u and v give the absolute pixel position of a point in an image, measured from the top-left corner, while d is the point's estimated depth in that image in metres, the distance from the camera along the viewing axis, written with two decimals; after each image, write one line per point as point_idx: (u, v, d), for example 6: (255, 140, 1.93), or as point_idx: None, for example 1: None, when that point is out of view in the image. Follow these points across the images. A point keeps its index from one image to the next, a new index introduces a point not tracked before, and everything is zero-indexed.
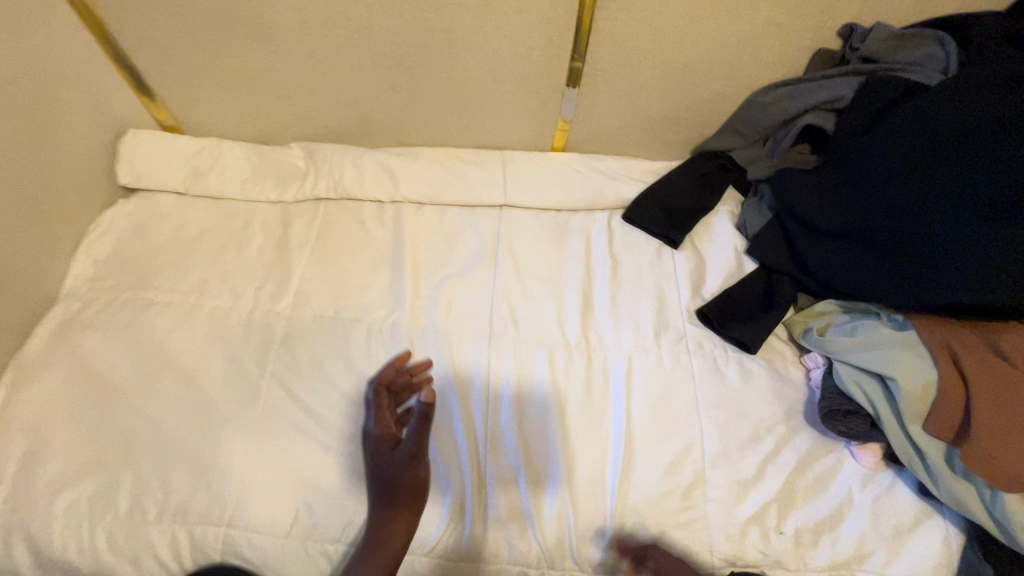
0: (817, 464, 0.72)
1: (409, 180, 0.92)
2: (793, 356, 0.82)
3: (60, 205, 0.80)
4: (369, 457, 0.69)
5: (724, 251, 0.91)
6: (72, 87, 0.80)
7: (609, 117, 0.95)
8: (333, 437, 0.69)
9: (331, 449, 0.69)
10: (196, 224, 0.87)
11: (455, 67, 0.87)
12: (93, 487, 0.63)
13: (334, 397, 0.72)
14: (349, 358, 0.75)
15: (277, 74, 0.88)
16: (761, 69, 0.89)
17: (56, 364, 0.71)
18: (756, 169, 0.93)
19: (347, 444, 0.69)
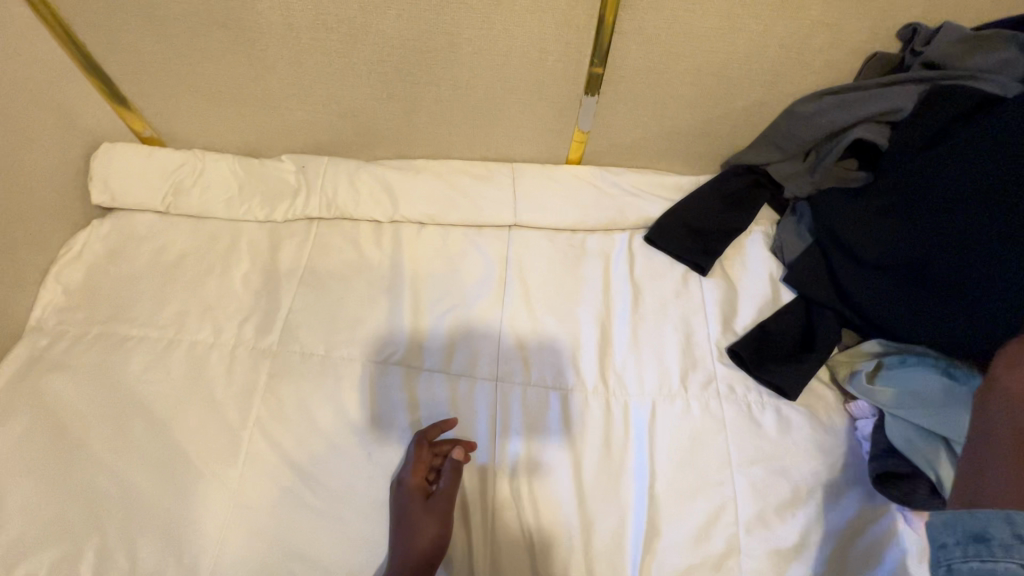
0: (864, 532, 0.64)
1: (409, 197, 0.84)
2: (836, 402, 0.73)
3: (26, 229, 0.73)
4: (362, 520, 0.62)
5: (758, 278, 0.82)
6: (35, 98, 0.72)
7: (630, 127, 0.86)
8: (321, 496, 0.63)
9: (320, 511, 0.62)
10: (177, 247, 0.80)
11: (460, 73, 0.78)
12: (54, 555, 0.57)
13: (324, 450, 0.65)
14: (340, 403, 0.68)
15: (263, 81, 0.79)
16: (804, 75, 0.79)
17: (18, 410, 0.64)
18: (794, 185, 0.84)
19: (337, 505, 0.62)
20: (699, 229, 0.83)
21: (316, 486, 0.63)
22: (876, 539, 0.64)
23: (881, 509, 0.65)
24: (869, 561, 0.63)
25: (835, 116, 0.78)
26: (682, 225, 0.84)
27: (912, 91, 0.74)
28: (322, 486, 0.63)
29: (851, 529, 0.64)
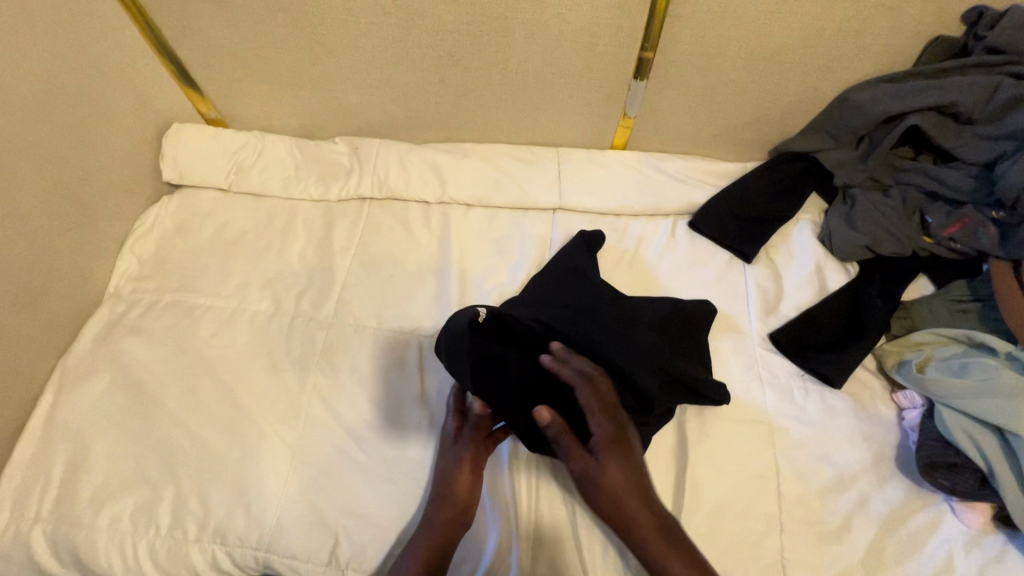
0: (910, 521, 0.64)
1: (457, 179, 0.86)
2: (882, 391, 0.73)
3: (105, 202, 0.79)
4: (410, 484, 0.64)
5: (804, 266, 0.81)
6: (115, 79, 0.77)
7: (677, 113, 0.86)
8: (373, 459, 0.66)
9: (371, 474, 0.65)
10: (239, 223, 0.84)
11: (511, 57, 0.80)
12: (135, 500, 0.62)
13: (376, 416, 0.68)
14: (391, 373, 0.71)
15: (322, 65, 0.83)
16: (860, 60, 0.77)
17: (100, 369, 0.70)
18: (846, 174, 0.83)
19: (387, 469, 0.65)
20: (745, 216, 0.83)
21: (369, 450, 0.66)
22: (923, 528, 0.63)
23: (928, 499, 0.65)
24: (916, 550, 0.62)
25: (888, 104, 0.77)
26: (727, 213, 0.83)
27: (969, 80, 0.72)
28: (376, 452, 0.66)
29: (897, 516, 0.64)
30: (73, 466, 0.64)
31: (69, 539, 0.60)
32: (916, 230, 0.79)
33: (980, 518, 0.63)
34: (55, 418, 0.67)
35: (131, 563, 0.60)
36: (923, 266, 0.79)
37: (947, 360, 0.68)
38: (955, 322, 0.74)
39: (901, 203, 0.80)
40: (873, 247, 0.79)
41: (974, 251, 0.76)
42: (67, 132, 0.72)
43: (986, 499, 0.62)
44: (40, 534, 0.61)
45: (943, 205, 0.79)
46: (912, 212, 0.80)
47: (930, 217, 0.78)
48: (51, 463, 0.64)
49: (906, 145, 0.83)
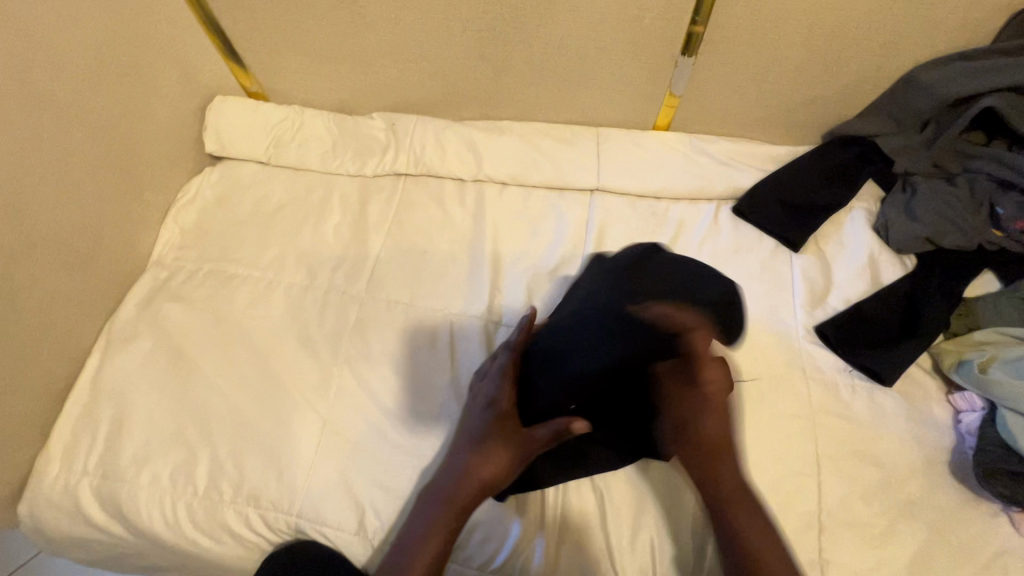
0: (963, 529, 0.60)
1: (493, 158, 0.85)
2: (937, 393, 0.68)
3: (150, 172, 0.80)
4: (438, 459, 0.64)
5: (856, 257, 0.77)
6: (163, 51, 0.79)
7: (726, 92, 0.82)
8: (402, 433, 0.66)
9: (400, 447, 0.65)
10: (277, 196, 0.85)
11: (553, 31, 0.77)
12: (173, 460, 0.64)
13: (407, 391, 0.68)
14: (423, 349, 0.71)
15: (362, 39, 0.82)
16: (932, 36, 0.72)
17: (143, 332, 0.72)
18: (906, 160, 0.77)
19: (416, 443, 0.65)
20: (794, 203, 0.79)
21: (397, 425, 0.66)
22: (977, 537, 0.59)
23: (983, 507, 0.61)
24: (968, 560, 0.58)
25: (960, 85, 0.71)
26: (775, 199, 0.79)
27: None
28: (405, 428, 0.66)
29: (948, 524, 0.60)
30: (117, 425, 0.66)
31: (112, 493, 0.63)
32: (985, 222, 0.73)
33: None
34: (101, 377, 0.69)
35: (171, 520, 0.62)
36: (988, 260, 0.74)
37: (1012, 360, 0.63)
38: None
39: (968, 193, 0.74)
40: (935, 240, 0.74)
41: None
42: (117, 102, 0.73)
43: None
44: (87, 487, 0.63)
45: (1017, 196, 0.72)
46: (980, 202, 0.74)
47: (1001, 208, 0.73)
48: (97, 421, 0.66)
49: (976, 130, 0.77)
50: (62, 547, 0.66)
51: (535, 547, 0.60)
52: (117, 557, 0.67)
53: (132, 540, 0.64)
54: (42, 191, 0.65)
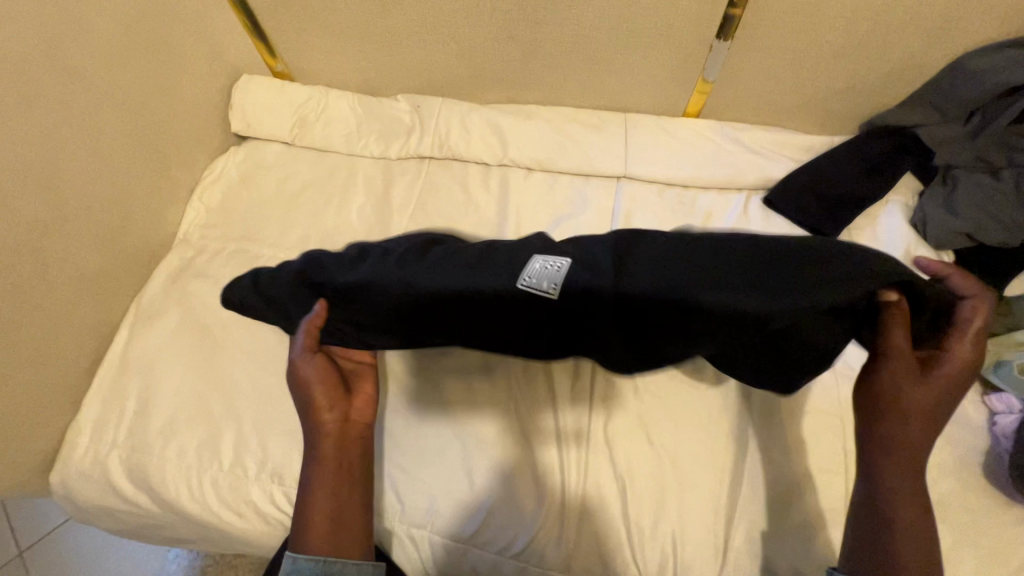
0: (994, 533, 0.58)
1: (519, 141, 0.83)
2: (971, 393, 0.66)
3: (177, 150, 0.81)
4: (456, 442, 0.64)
5: (892, 253, 0.74)
6: (191, 29, 0.78)
7: (760, 79, 0.79)
8: (420, 417, 0.65)
9: (417, 430, 0.65)
10: (301, 177, 0.85)
11: (585, 13, 0.75)
12: (198, 436, 0.65)
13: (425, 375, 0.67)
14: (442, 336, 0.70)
15: (388, 18, 0.81)
16: (983, 22, 0.68)
17: (170, 309, 0.73)
18: (949, 153, 0.75)
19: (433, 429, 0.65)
20: (829, 194, 0.77)
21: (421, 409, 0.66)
22: (1009, 542, 0.58)
23: (1017, 512, 0.59)
24: (999, 563, 0.57)
25: (1012, 73, 0.67)
26: (809, 189, 0.77)
27: None
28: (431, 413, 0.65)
29: (978, 528, 0.59)
30: (144, 400, 0.67)
31: (140, 466, 0.64)
32: None
33: None
34: (129, 352, 0.70)
35: (197, 493, 0.63)
36: None
37: None
38: None
39: (1013, 188, 0.71)
40: (975, 236, 0.72)
41: None
42: (146, 80, 0.73)
43: None
44: (115, 459, 0.65)
45: None
46: None
47: None
48: (124, 395, 0.67)
49: None
50: (91, 515, 0.68)
51: (555, 533, 0.60)
52: (144, 528, 0.68)
53: (158, 511, 0.65)
54: (73, 166, 0.66)
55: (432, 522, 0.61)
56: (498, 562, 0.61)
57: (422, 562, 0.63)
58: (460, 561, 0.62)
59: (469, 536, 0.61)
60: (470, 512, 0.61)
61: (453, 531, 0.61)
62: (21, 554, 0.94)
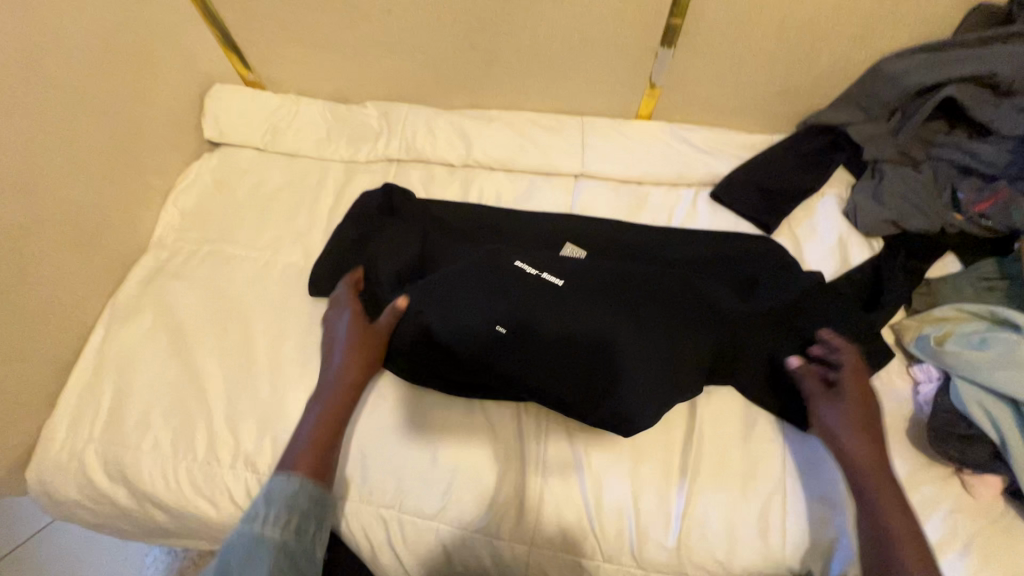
0: (917, 492, 0.64)
1: (482, 143, 0.88)
2: (898, 365, 0.72)
3: (151, 157, 0.83)
4: (419, 424, 0.67)
5: (826, 241, 0.80)
6: (164, 40, 0.82)
7: (704, 82, 0.86)
8: (382, 404, 0.68)
9: (381, 416, 0.68)
10: (273, 181, 0.88)
11: (539, 23, 0.81)
12: (173, 429, 0.67)
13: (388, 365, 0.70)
14: None
15: (354, 30, 0.85)
16: (897, 29, 0.76)
17: (144, 308, 0.75)
18: (875, 148, 0.81)
19: (396, 416, 0.67)
20: (769, 188, 0.83)
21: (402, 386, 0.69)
22: (931, 498, 0.63)
23: (938, 470, 0.65)
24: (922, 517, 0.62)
25: (922, 76, 0.75)
26: (751, 184, 0.83)
27: (1009, 50, 0.71)
28: (422, 400, 0.68)
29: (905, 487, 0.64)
30: (120, 395, 0.69)
31: (116, 458, 0.66)
32: (946, 206, 0.77)
33: (989, 491, 0.62)
34: (104, 351, 0.72)
35: (174, 483, 0.66)
36: (950, 243, 0.78)
37: (966, 334, 0.67)
38: (981, 299, 0.73)
39: (931, 178, 0.79)
40: (900, 223, 0.78)
41: (1006, 228, 0.74)
42: (120, 89, 0.76)
43: (997, 471, 0.61)
44: (93, 453, 0.67)
45: (976, 181, 0.77)
46: (941, 187, 0.78)
47: (961, 192, 0.77)
48: (101, 391, 0.70)
49: (940, 118, 0.81)
50: (68, 509, 0.70)
51: (514, 508, 0.64)
52: (122, 520, 0.71)
53: (134, 503, 0.68)
54: (51, 171, 0.69)
55: (400, 502, 0.65)
56: (464, 536, 0.64)
57: (390, 544, 0.66)
58: (427, 538, 0.65)
59: (433, 514, 0.64)
60: (435, 491, 0.64)
61: (419, 510, 0.64)
62: None
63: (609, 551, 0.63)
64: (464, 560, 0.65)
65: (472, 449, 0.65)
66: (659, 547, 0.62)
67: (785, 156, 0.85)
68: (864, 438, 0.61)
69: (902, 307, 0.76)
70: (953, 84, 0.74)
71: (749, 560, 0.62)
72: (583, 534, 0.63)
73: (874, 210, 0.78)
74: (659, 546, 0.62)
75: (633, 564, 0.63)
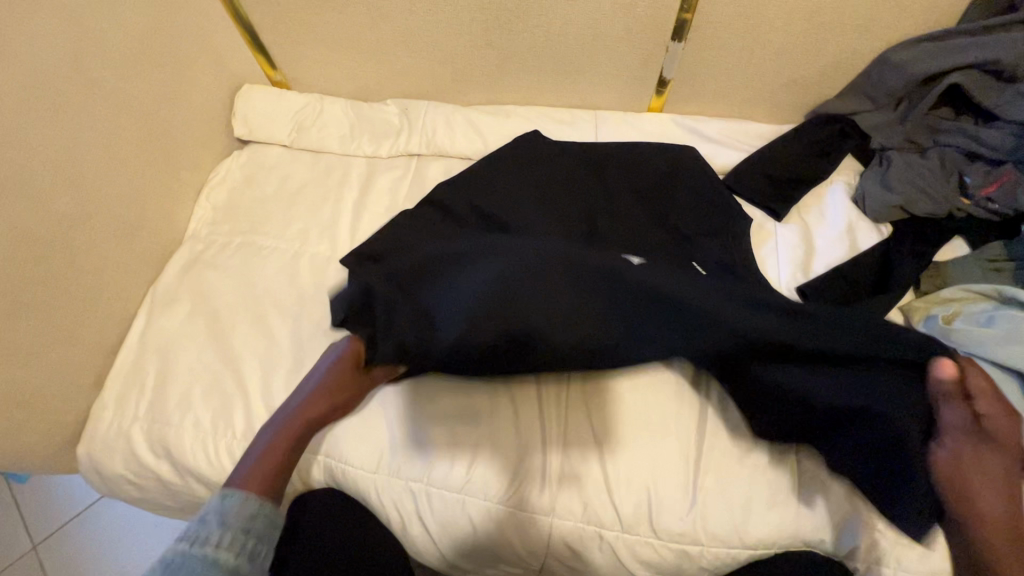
0: None
1: (498, 136, 0.92)
2: None
3: (187, 156, 0.88)
4: (433, 398, 0.71)
5: (835, 227, 0.82)
6: (197, 43, 0.86)
7: (714, 74, 0.89)
8: (396, 382, 0.72)
9: (399, 392, 0.72)
10: (299, 176, 0.92)
11: (554, 20, 0.84)
12: (211, 410, 0.71)
13: None
14: None
15: (378, 30, 0.90)
16: (901, 18, 0.78)
17: (182, 297, 0.79)
18: (882, 136, 0.84)
19: (412, 396, 0.71)
20: (777, 176, 0.85)
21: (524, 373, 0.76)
22: None
23: None
24: None
25: (927, 64, 0.77)
26: (761, 176, 0.85)
27: (1013, 37, 0.72)
28: (440, 384, 0.72)
29: None
30: (161, 377, 0.74)
31: (160, 435, 0.71)
32: (955, 191, 0.79)
33: None
34: (146, 335, 0.77)
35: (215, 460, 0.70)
36: (958, 228, 0.79)
37: (974, 314, 0.69)
38: (989, 280, 0.74)
39: (939, 164, 0.80)
40: (907, 208, 0.80)
41: (1013, 210, 0.76)
42: (159, 89, 0.81)
43: None
44: (137, 431, 0.71)
45: (982, 165, 0.79)
46: (950, 173, 0.80)
47: (969, 177, 0.79)
48: (144, 373, 0.74)
49: (946, 106, 0.83)
50: (114, 484, 0.74)
51: (536, 481, 0.67)
52: (164, 495, 0.75)
53: (174, 475, 0.72)
54: (96, 166, 0.73)
55: (428, 476, 0.68)
56: (487, 508, 0.67)
57: (419, 517, 0.69)
58: (454, 511, 0.68)
59: (459, 487, 0.67)
60: (460, 465, 0.67)
61: (447, 483, 0.67)
62: (36, 546, 1.00)
63: (627, 523, 0.65)
64: (489, 533, 0.68)
65: (490, 428, 0.69)
66: (675, 519, 0.65)
67: (789, 144, 0.87)
68: (970, 441, 0.60)
69: (910, 289, 0.78)
70: (961, 71, 0.76)
71: (762, 529, 0.64)
72: (601, 505, 0.66)
73: (883, 196, 0.80)
74: (676, 517, 0.65)
75: (651, 534, 0.65)
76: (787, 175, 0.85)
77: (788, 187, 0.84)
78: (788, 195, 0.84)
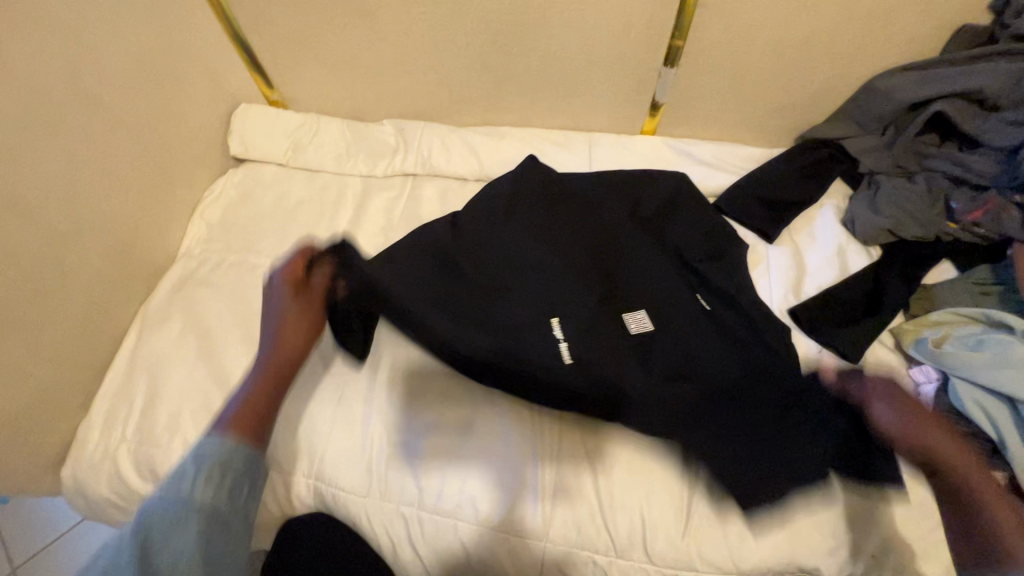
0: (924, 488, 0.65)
1: (494, 156, 0.93)
2: (899, 367, 0.75)
3: (182, 174, 0.88)
4: (418, 418, 0.70)
5: (826, 250, 0.83)
6: (195, 62, 0.87)
7: (705, 99, 0.90)
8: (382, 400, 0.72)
9: (385, 407, 0.71)
10: (294, 194, 0.92)
11: (549, 45, 0.85)
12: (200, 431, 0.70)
13: (383, 362, 0.75)
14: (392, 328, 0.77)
15: (376, 52, 0.91)
16: (886, 47, 0.81)
17: (173, 315, 0.79)
18: (871, 160, 0.85)
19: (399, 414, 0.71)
20: (770, 198, 0.86)
21: None
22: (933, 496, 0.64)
23: None
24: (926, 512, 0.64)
25: (911, 93, 0.79)
26: (754, 196, 0.86)
27: (995, 66, 0.74)
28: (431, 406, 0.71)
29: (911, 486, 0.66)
30: (150, 397, 0.72)
31: (146, 457, 0.69)
32: (940, 215, 0.80)
33: (991, 488, 0.64)
34: (137, 353, 0.76)
35: None
36: (946, 251, 0.80)
37: (963, 337, 0.70)
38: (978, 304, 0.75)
39: (926, 189, 0.82)
40: (896, 232, 0.81)
41: (999, 235, 0.77)
42: (154, 109, 0.81)
43: (996, 467, 0.64)
44: (124, 452, 0.70)
45: (968, 191, 0.80)
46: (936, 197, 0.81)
47: (954, 202, 0.80)
48: (133, 392, 0.73)
49: (931, 133, 0.85)
50: (98, 506, 0.73)
51: (528, 507, 0.66)
52: None
53: None
54: (89, 184, 0.73)
55: (422, 499, 0.67)
56: (480, 534, 0.66)
57: (410, 542, 0.68)
58: (445, 536, 0.67)
59: (449, 511, 0.66)
60: (449, 489, 0.67)
61: (437, 506, 0.67)
62: (15, 570, 0.97)
63: (621, 548, 0.65)
64: (481, 558, 0.67)
65: (480, 452, 0.68)
66: (669, 544, 0.64)
67: (782, 167, 0.88)
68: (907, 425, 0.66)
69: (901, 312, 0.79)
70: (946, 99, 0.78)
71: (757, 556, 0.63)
72: (596, 530, 0.65)
73: (873, 219, 0.81)
74: (671, 543, 0.64)
75: (645, 560, 0.65)
76: (780, 197, 0.86)
77: (781, 209, 0.85)
78: (781, 217, 0.85)
